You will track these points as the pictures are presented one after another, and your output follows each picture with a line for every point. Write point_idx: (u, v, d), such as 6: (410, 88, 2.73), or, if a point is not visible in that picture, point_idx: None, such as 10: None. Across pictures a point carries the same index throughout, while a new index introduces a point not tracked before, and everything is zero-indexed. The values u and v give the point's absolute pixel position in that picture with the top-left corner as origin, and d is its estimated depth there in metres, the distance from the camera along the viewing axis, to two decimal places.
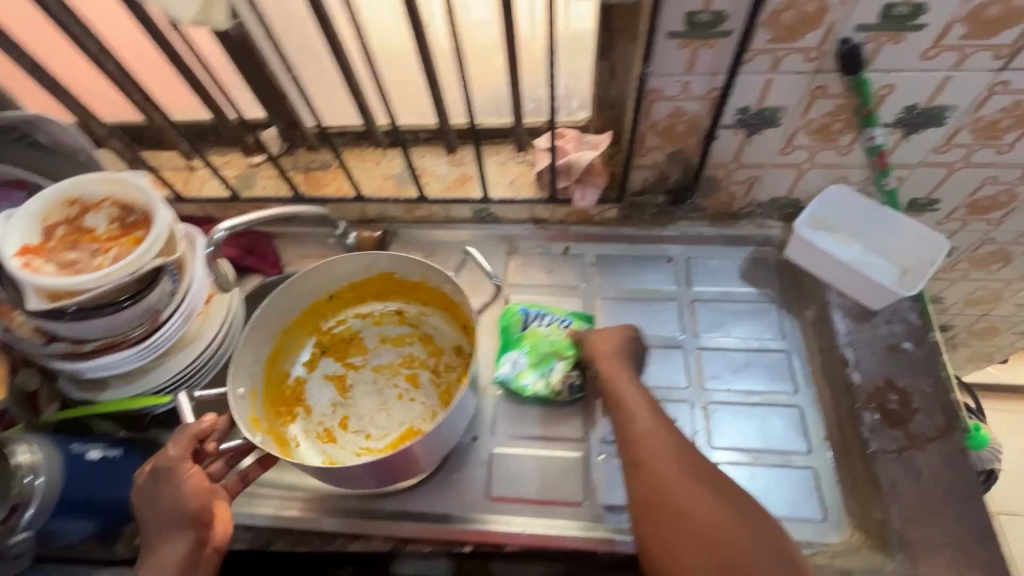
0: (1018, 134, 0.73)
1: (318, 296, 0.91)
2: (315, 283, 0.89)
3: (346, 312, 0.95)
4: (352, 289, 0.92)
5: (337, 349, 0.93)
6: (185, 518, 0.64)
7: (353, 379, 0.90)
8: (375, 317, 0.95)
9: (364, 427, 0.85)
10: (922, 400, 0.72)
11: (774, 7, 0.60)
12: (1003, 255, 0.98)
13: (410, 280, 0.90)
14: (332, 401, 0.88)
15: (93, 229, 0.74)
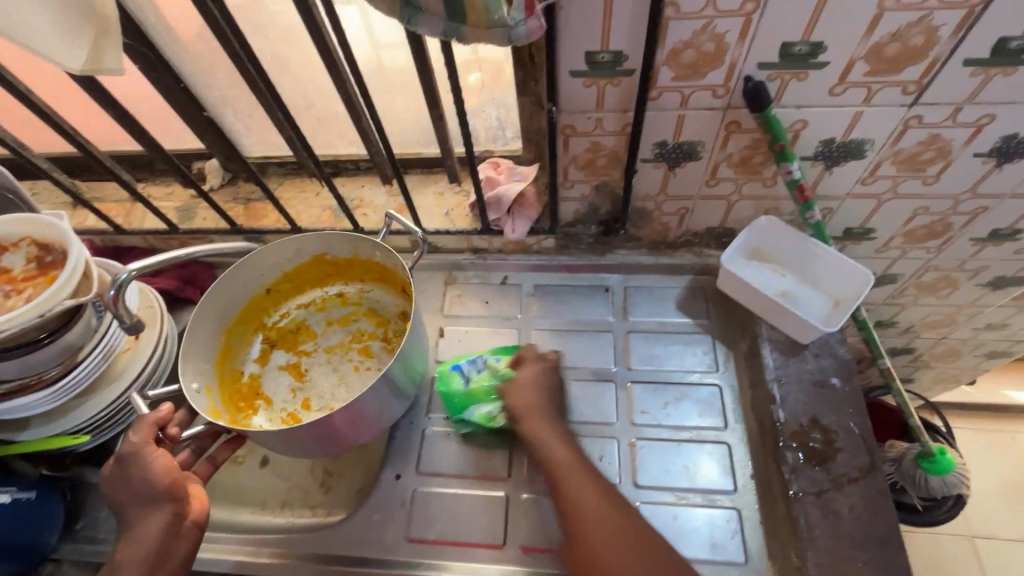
0: (941, 166, 0.71)
1: (256, 292, 0.87)
2: (250, 278, 0.85)
3: (288, 302, 0.92)
4: (288, 280, 0.89)
5: (286, 340, 0.91)
6: (158, 496, 0.64)
7: (308, 363, 0.89)
8: (319, 303, 0.93)
9: (326, 403, 0.84)
10: (846, 438, 0.71)
11: (672, 47, 0.59)
12: (950, 281, 0.96)
13: (342, 257, 0.87)
14: (290, 387, 0.87)
15: (9, 269, 0.74)
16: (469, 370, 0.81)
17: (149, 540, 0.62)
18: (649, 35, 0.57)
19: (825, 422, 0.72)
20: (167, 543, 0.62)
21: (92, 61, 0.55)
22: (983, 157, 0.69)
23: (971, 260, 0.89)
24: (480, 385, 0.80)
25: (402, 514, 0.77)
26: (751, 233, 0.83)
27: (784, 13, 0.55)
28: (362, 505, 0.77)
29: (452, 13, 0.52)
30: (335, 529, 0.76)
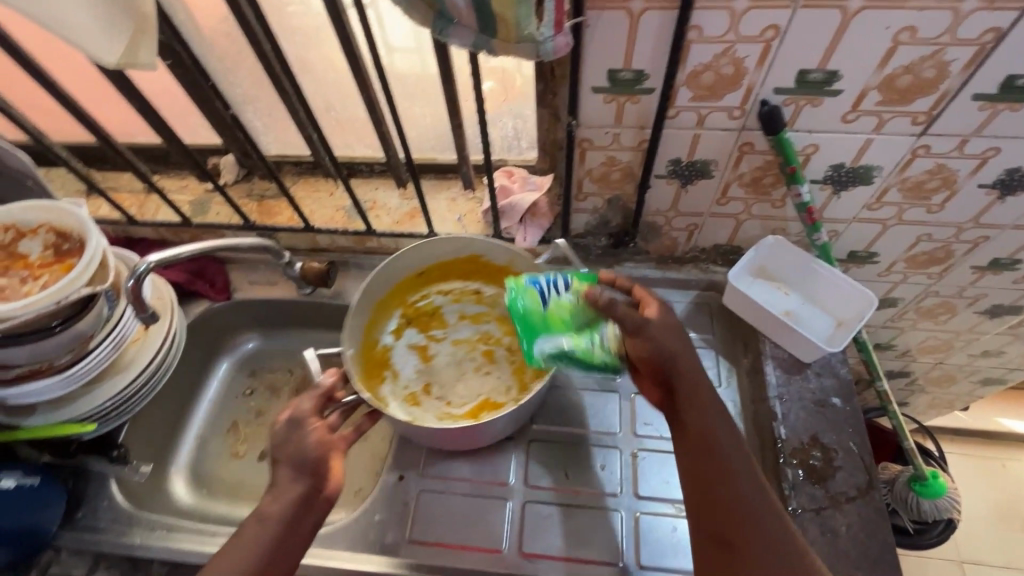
0: (946, 195, 0.73)
1: (410, 271, 0.88)
2: (415, 257, 0.86)
3: (438, 286, 0.92)
4: (438, 267, 0.89)
5: (419, 323, 0.90)
6: (310, 462, 0.64)
7: (435, 351, 0.88)
8: (456, 295, 0.91)
9: (447, 396, 0.82)
10: (845, 457, 0.72)
11: (692, 68, 0.61)
12: (949, 307, 0.98)
13: (497, 264, 0.87)
14: (415, 369, 0.86)
15: (25, 255, 0.74)
16: (549, 290, 0.70)
17: (287, 503, 0.62)
18: (672, 56, 0.59)
19: (826, 440, 0.73)
20: (299, 511, 0.62)
21: (128, 57, 0.57)
22: (987, 188, 0.71)
23: (970, 287, 0.91)
24: (560, 309, 0.69)
25: (404, 515, 0.77)
26: (759, 252, 0.85)
27: (803, 41, 0.57)
28: (365, 505, 0.77)
29: (483, 27, 0.53)
30: (336, 527, 0.76)
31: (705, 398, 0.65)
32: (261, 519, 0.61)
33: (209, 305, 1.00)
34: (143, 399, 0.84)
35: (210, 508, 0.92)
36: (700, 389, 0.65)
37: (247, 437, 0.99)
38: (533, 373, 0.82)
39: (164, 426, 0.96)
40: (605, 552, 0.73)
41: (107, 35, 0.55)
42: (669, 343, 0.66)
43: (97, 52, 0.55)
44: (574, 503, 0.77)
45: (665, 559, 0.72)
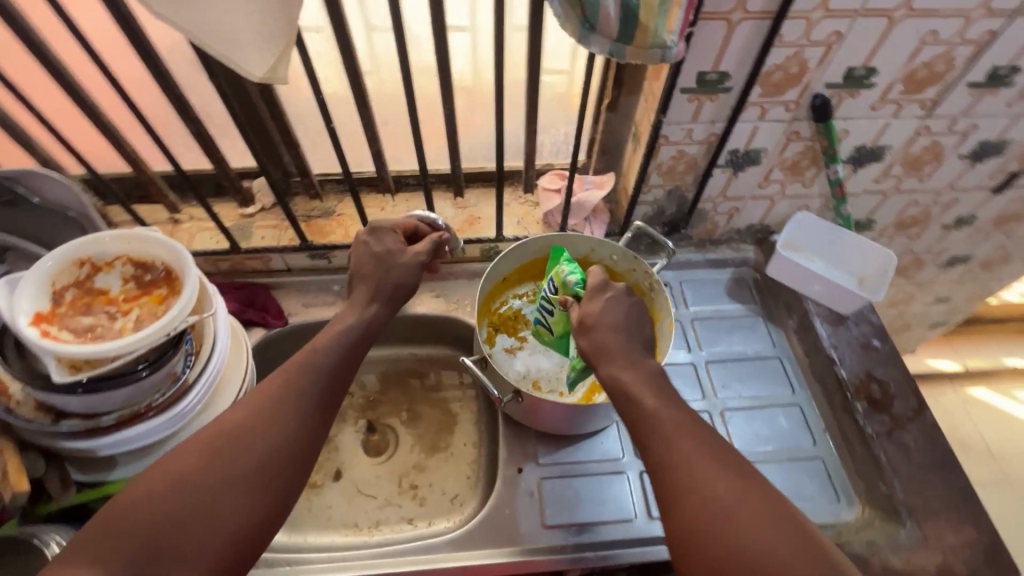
0: (934, 166, 0.91)
1: (496, 278, 0.93)
2: (499, 268, 0.92)
3: (514, 290, 0.97)
4: (518, 271, 0.95)
5: (507, 326, 0.94)
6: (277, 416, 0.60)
7: (530, 349, 0.91)
8: (532, 295, 0.97)
9: (557, 387, 0.87)
10: (897, 386, 0.86)
11: (766, 69, 0.72)
12: (918, 263, 1.19)
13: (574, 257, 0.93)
14: (519, 369, 0.89)
15: (106, 291, 0.68)
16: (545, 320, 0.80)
17: (241, 485, 0.55)
18: (757, 58, 0.70)
19: (878, 376, 0.87)
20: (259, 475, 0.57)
21: (273, 70, 0.57)
22: (964, 158, 0.90)
23: (938, 243, 1.12)
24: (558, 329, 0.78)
25: (532, 504, 0.80)
26: (790, 228, 0.98)
27: (856, 43, 0.70)
28: (493, 501, 0.79)
29: (623, 36, 0.60)
30: (470, 528, 0.78)
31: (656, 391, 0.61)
32: (212, 451, 0.56)
33: (265, 333, 0.95)
34: None
35: (304, 543, 0.88)
36: (640, 390, 0.61)
37: (318, 465, 0.95)
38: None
39: None
40: None
41: (260, 50, 0.55)
42: (612, 347, 0.65)
43: (249, 64, 0.55)
44: None
45: None
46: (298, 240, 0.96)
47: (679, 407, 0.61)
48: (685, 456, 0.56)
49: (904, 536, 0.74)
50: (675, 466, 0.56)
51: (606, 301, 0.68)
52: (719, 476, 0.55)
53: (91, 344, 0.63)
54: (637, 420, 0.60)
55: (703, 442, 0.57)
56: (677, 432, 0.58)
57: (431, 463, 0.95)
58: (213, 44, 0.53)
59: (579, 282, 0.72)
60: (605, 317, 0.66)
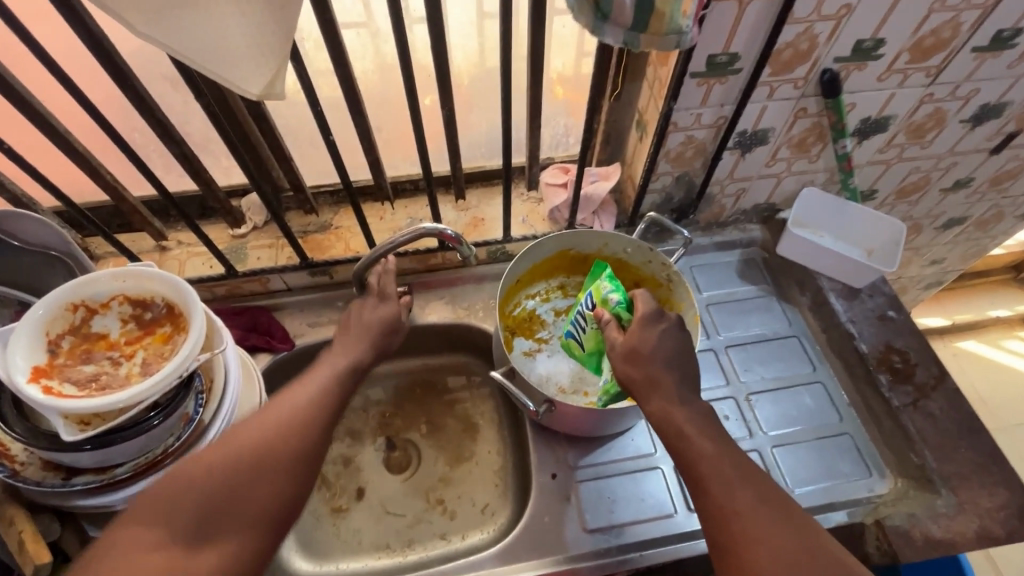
0: (936, 133, 0.91)
1: (509, 281, 0.90)
2: (512, 271, 0.89)
3: (526, 291, 0.95)
4: (529, 272, 0.92)
5: (523, 329, 0.92)
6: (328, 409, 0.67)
7: (549, 351, 0.90)
8: (544, 295, 0.95)
9: (581, 388, 0.85)
10: (917, 355, 0.87)
11: (777, 47, 0.70)
12: (917, 227, 1.20)
13: (587, 252, 0.91)
14: (542, 373, 0.87)
15: (105, 334, 0.64)
16: (578, 333, 0.81)
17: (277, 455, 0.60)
18: (768, 38, 0.68)
19: (898, 346, 0.88)
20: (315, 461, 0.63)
21: (269, 86, 0.52)
22: (965, 122, 0.90)
23: (936, 207, 1.13)
24: (591, 342, 0.78)
25: (569, 509, 0.79)
26: (797, 205, 0.97)
27: (867, 14, 0.68)
28: (530, 510, 0.78)
29: (636, 24, 0.57)
30: (510, 540, 0.76)
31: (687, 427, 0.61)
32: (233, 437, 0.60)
33: (272, 358, 0.90)
34: None
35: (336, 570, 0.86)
36: (692, 428, 0.60)
37: (341, 488, 0.92)
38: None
39: None
40: None
41: (256, 66, 0.50)
42: (664, 380, 0.63)
43: (244, 83, 0.51)
44: None
45: (809, 479, 0.81)
46: (298, 259, 0.92)
47: (729, 447, 0.60)
48: (742, 503, 0.55)
49: (941, 504, 0.75)
50: (734, 515, 0.55)
51: (661, 331, 0.66)
52: (775, 521, 0.54)
53: (99, 394, 0.59)
54: (686, 457, 0.59)
55: (757, 487, 0.57)
56: (733, 475, 0.57)
57: (458, 473, 0.93)
58: (205, 64, 0.49)
59: (622, 305, 0.71)
60: (660, 350, 0.64)
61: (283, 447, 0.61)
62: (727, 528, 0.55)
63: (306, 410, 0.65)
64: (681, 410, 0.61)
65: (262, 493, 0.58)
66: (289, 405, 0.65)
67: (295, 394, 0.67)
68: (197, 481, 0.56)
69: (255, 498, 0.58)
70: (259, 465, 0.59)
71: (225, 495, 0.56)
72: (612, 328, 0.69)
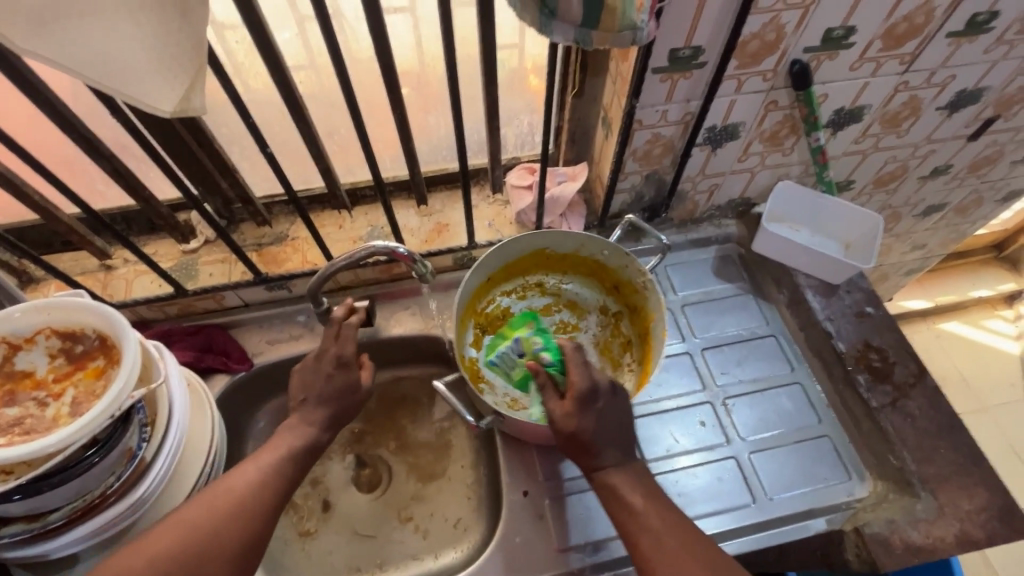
0: (912, 121, 0.88)
1: (482, 279, 0.85)
2: (486, 266, 0.83)
3: (502, 287, 0.90)
4: (505, 269, 0.87)
5: (495, 328, 0.88)
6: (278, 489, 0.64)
7: None
8: (520, 292, 0.90)
9: None
10: (895, 353, 0.84)
11: (742, 39, 0.66)
12: (896, 216, 1.17)
13: (563, 252, 0.87)
14: None
15: (31, 372, 0.60)
16: (504, 361, 0.82)
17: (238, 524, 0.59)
18: (732, 29, 0.63)
19: (876, 344, 0.85)
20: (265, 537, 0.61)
21: (182, 102, 0.47)
22: (941, 110, 0.87)
23: (914, 195, 1.10)
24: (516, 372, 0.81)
25: (542, 527, 0.76)
26: (772, 200, 0.94)
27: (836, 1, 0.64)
28: (501, 530, 0.75)
29: (588, 20, 0.53)
30: (482, 563, 0.74)
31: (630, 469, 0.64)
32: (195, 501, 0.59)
33: (229, 379, 0.86)
34: None
35: None
36: (629, 490, 0.62)
37: (310, 510, 0.89)
38: (621, 348, 0.87)
39: None
40: (735, 497, 0.78)
41: (165, 80, 0.45)
42: (604, 454, 0.63)
43: (153, 99, 0.46)
44: (689, 460, 0.81)
45: (788, 485, 0.79)
46: (252, 274, 0.87)
47: (660, 502, 0.63)
48: (665, 554, 0.59)
49: (920, 508, 0.73)
50: (658, 566, 0.58)
51: (597, 414, 0.63)
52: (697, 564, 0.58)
53: (22, 441, 0.54)
54: (618, 511, 0.62)
55: (684, 532, 0.60)
56: (660, 527, 0.60)
57: (431, 487, 0.91)
58: (103, 80, 0.43)
59: (555, 365, 0.68)
60: (595, 431, 0.63)
61: (224, 538, 0.58)
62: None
63: (255, 489, 0.62)
64: (615, 468, 0.64)
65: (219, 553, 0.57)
66: (238, 489, 0.61)
67: (247, 474, 0.63)
68: (139, 574, 0.54)
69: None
70: (205, 551, 0.57)
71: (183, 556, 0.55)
72: (552, 395, 0.65)
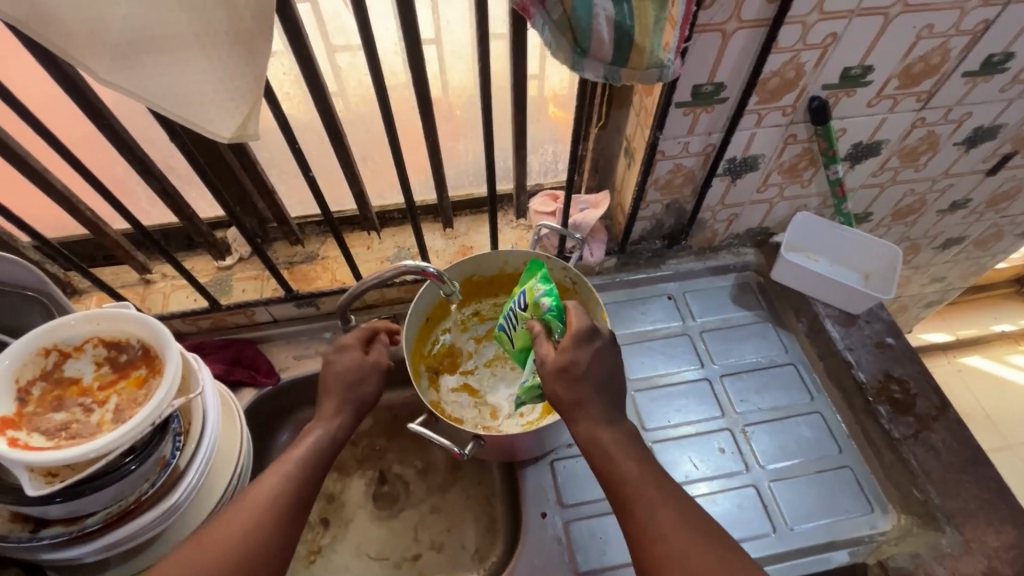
0: (930, 156, 0.90)
1: (421, 321, 0.87)
2: (421, 309, 0.84)
3: (441, 325, 0.91)
4: (439, 307, 0.89)
5: (448, 363, 0.90)
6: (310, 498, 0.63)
7: (478, 378, 0.89)
8: (460, 325, 0.92)
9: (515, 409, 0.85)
10: (917, 385, 0.84)
11: (763, 76, 0.69)
12: (915, 248, 1.18)
13: (489, 274, 0.88)
14: (473, 403, 0.87)
15: (78, 379, 0.62)
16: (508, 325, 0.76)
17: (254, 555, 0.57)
18: (754, 67, 0.66)
19: (897, 375, 0.85)
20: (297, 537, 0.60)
21: (239, 130, 0.51)
22: (958, 145, 0.89)
23: (933, 228, 1.11)
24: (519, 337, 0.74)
25: (560, 551, 0.76)
26: (791, 230, 0.96)
27: (853, 42, 0.67)
28: (519, 550, 0.76)
29: (617, 59, 0.56)
30: None
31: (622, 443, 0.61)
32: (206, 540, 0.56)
33: (256, 393, 0.88)
34: None
35: None
36: None
37: (325, 526, 0.90)
38: None
39: None
40: (755, 527, 0.78)
41: (227, 109, 0.48)
42: (593, 407, 0.62)
43: (213, 126, 0.49)
44: (708, 488, 0.81)
45: (807, 516, 0.79)
46: (283, 291, 0.90)
47: None
48: (662, 529, 0.56)
49: (946, 543, 0.73)
50: (653, 537, 0.56)
51: (595, 351, 0.63)
52: (697, 540, 0.55)
53: (68, 445, 0.57)
54: (609, 481, 0.60)
55: (683, 509, 0.58)
56: (656, 495, 0.58)
57: (448, 507, 0.91)
58: (173, 106, 0.47)
59: (555, 314, 0.66)
60: (590, 367, 0.62)
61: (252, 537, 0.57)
62: (650, 551, 0.56)
63: (278, 495, 0.61)
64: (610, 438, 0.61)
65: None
66: (262, 496, 0.60)
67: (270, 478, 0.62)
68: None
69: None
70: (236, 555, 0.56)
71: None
72: (545, 341, 0.65)
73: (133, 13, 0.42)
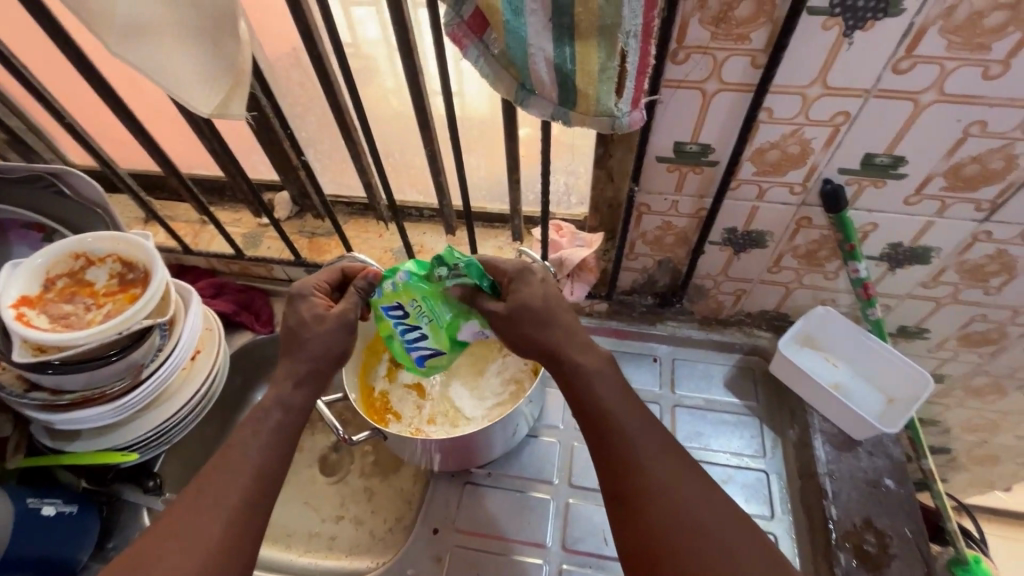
0: (1004, 279, 0.73)
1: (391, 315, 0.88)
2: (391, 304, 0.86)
3: None
4: None
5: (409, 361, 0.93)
6: (261, 470, 0.59)
7: (431, 382, 0.91)
8: None
9: (452, 421, 0.88)
10: (900, 545, 0.71)
11: (759, 146, 0.62)
12: (999, 387, 0.95)
13: None
14: (417, 404, 0.90)
15: (92, 283, 0.77)
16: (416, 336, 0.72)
17: (229, 503, 0.56)
18: (741, 135, 0.60)
19: (879, 525, 0.73)
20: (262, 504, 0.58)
21: (221, 108, 0.59)
22: None
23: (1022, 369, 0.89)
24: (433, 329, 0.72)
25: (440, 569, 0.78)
26: (807, 322, 0.84)
27: (873, 126, 0.58)
28: (400, 554, 0.78)
29: (564, 100, 0.55)
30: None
31: (600, 375, 0.62)
32: (199, 492, 0.57)
33: (251, 337, 1.00)
34: (182, 430, 0.84)
35: None
36: None
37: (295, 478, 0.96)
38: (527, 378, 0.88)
39: (201, 456, 0.96)
40: None
41: (207, 88, 0.57)
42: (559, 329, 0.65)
43: (195, 102, 0.58)
44: (610, 571, 0.76)
45: None
46: (295, 256, 1.01)
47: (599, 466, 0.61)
48: (643, 460, 0.57)
49: None
50: (630, 461, 0.57)
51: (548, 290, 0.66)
52: (682, 475, 0.57)
53: (60, 330, 0.71)
54: (593, 416, 0.60)
55: (666, 447, 0.59)
56: (632, 418, 0.60)
57: (376, 499, 0.92)
58: (161, 78, 0.55)
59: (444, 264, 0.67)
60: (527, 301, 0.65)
61: (225, 478, 0.58)
62: (628, 485, 0.57)
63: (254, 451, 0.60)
64: (596, 374, 0.62)
65: (217, 507, 0.56)
66: (238, 446, 0.60)
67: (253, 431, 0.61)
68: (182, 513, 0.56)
69: (210, 509, 0.56)
70: (213, 477, 0.58)
71: (198, 509, 0.56)
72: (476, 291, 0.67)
73: (137, 3, 0.51)
